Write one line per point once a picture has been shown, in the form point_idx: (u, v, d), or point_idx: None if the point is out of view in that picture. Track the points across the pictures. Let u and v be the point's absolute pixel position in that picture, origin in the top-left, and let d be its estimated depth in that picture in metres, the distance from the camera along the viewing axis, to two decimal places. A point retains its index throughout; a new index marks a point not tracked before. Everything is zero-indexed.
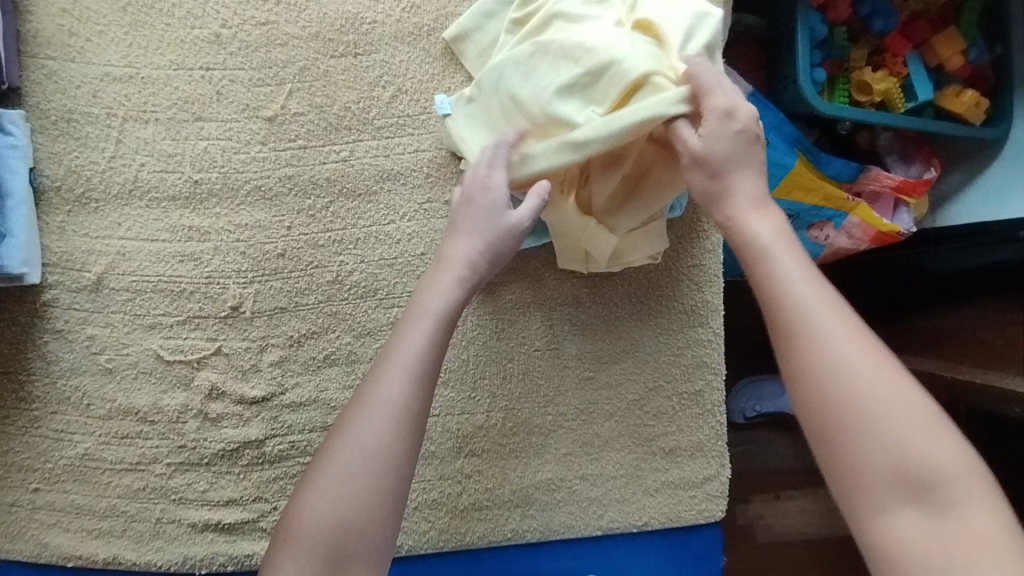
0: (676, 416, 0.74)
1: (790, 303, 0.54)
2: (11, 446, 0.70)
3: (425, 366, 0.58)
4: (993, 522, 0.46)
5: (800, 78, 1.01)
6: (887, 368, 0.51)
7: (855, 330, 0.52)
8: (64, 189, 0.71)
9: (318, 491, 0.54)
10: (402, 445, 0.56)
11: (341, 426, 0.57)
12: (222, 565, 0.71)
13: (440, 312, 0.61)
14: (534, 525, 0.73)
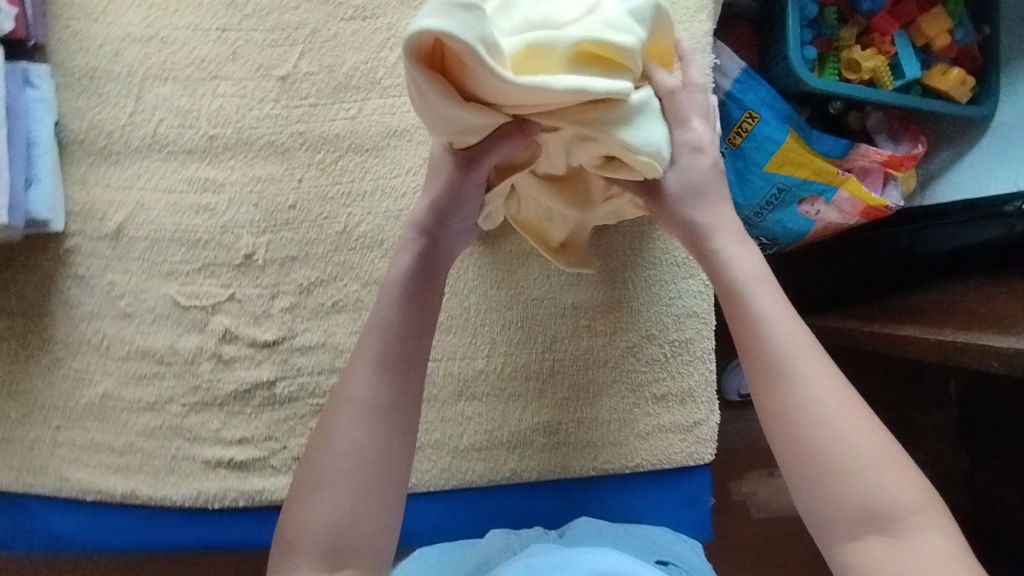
0: (667, 363, 0.78)
1: (765, 350, 0.60)
2: (34, 385, 0.74)
3: (392, 355, 0.62)
4: (946, 542, 0.54)
5: (790, 53, 1.05)
6: (851, 405, 0.58)
7: (824, 370, 0.59)
8: (86, 142, 0.75)
9: (314, 491, 0.59)
10: (381, 443, 0.60)
11: (317, 434, 0.61)
12: (234, 500, 0.75)
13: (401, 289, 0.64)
14: (531, 466, 0.77)
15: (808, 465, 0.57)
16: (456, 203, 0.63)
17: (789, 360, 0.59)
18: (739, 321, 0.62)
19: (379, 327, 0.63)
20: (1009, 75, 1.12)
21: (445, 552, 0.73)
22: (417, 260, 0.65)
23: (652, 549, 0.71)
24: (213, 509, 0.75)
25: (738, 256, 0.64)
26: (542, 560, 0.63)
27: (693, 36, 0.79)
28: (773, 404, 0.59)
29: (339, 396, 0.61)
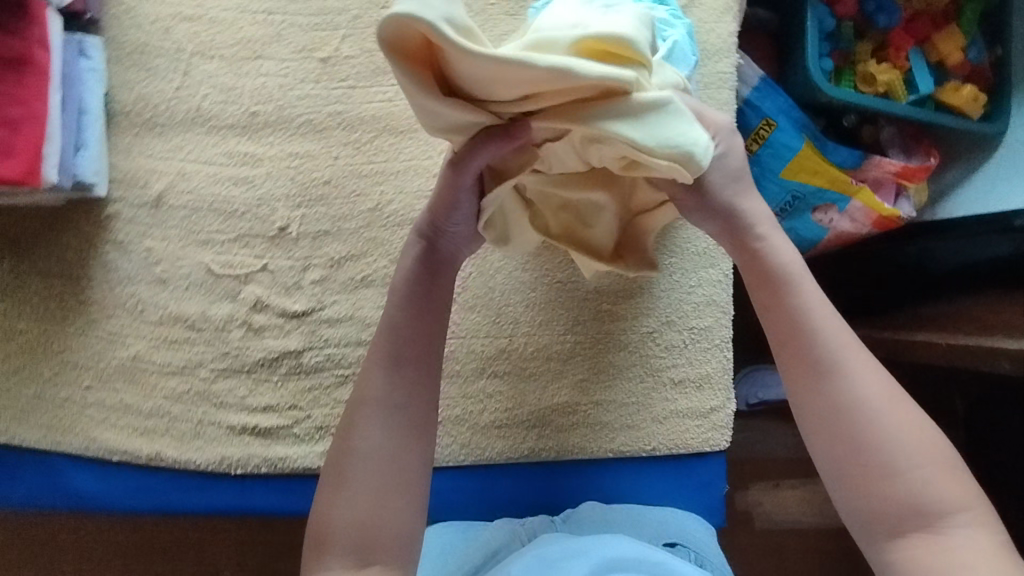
0: (686, 349, 0.79)
1: (812, 348, 0.62)
2: (68, 345, 0.76)
3: (409, 351, 0.66)
4: (992, 539, 0.56)
5: (807, 60, 1.09)
6: (899, 402, 0.60)
7: (870, 368, 0.62)
8: (132, 114, 0.77)
9: (342, 489, 0.61)
10: (397, 446, 0.63)
11: (341, 435, 0.64)
12: (257, 467, 0.76)
13: (403, 291, 0.67)
14: (550, 445, 0.78)
15: (855, 462, 0.59)
16: (452, 211, 0.64)
17: (836, 358, 0.62)
18: (788, 319, 0.64)
19: (389, 332, 0.66)
20: (1020, 93, 1.15)
21: (448, 537, 0.73)
22: (419, 264, 0.68)
23: (659, 532, 0.72)
24: (234, 475, 0.76)
25: (785, 252, 0.66)
26: (552, 550, 0.65)
27: (718, 36, 0.81)
28: (820, 403, 0.61)
29: (357, 400, 0.64)
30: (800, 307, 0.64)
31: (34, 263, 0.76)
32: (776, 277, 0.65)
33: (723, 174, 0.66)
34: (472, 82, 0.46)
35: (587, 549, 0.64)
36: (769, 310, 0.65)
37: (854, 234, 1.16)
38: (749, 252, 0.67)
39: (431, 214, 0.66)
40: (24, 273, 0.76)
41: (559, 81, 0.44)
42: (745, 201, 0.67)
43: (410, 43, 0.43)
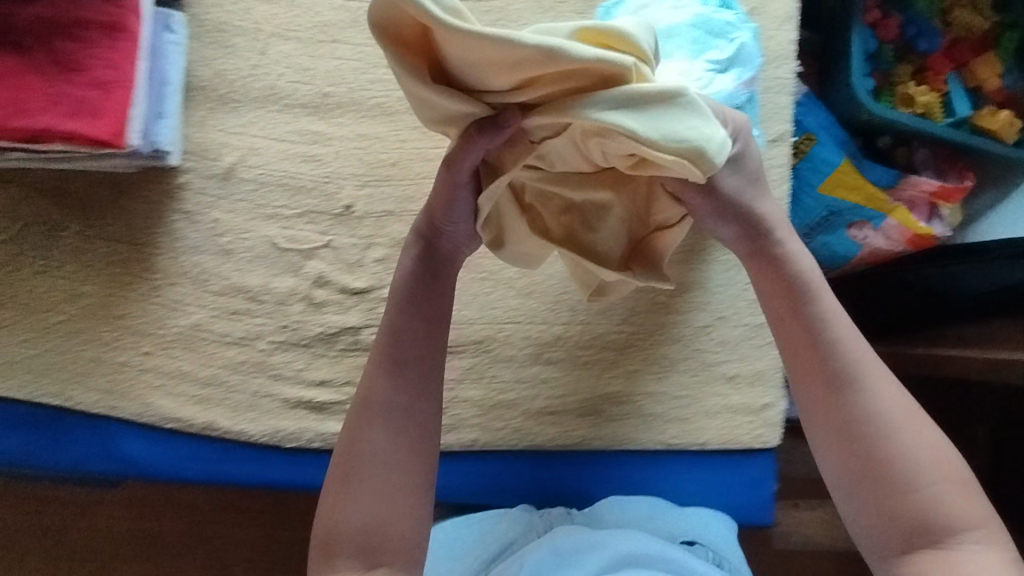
0: (739, 345, 0.80)
1: (828, 363, 0.62)
2: (130, 310, 0.77)
3: (414, 350, 0.65)
4: (1003, 558, 0.56)
5: (853, 80, 1.09)
6: (915, 418, 0.60)
7: (886, 383, 0.62)
8: (208, 89, 0.79)
9: (352, 487, 0.61)
10: (406, 445, 0.62)
11: (347, 433, 0.63)
12: (310, 441, 0.76)
13: (406, 291, 0.66)
14: (601, 434, 0.78)
15: (866, 480, 0.59)
16: (451, 211, 0.63)
17: (853, 373, 0.62)
18: (802, 332, 0.64)
19: (398, 332, 0.65)
20: None
21: (471, 523, 0.75)
22: (418, 264, 0.67)
23: (676, 531, 0.74)
24: (285, 448, 0.77)
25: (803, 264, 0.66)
26: (568, 543, 0.69)
27: (779, 42, 0.82)
28: (833, 419, 0.61)
29: (362, 400, 0.64)
30: (818, 322, 0.63)
31: (102, 228, 0.77)
32: (792, 289, 0.65)
33: (739, 180, 0.65)
34: (461, 69, 0.49)
35: (604, 541, 0.68)
36: (784, 323, 0.65)
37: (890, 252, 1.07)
38: (768, 265, 0.66)
39: (431, 214, 0.65)
40: (91, 237, 0.77)
41: (545, 59, 0.46)
42: (764, 211, 0.66)
43: (405, 29, 0.48)
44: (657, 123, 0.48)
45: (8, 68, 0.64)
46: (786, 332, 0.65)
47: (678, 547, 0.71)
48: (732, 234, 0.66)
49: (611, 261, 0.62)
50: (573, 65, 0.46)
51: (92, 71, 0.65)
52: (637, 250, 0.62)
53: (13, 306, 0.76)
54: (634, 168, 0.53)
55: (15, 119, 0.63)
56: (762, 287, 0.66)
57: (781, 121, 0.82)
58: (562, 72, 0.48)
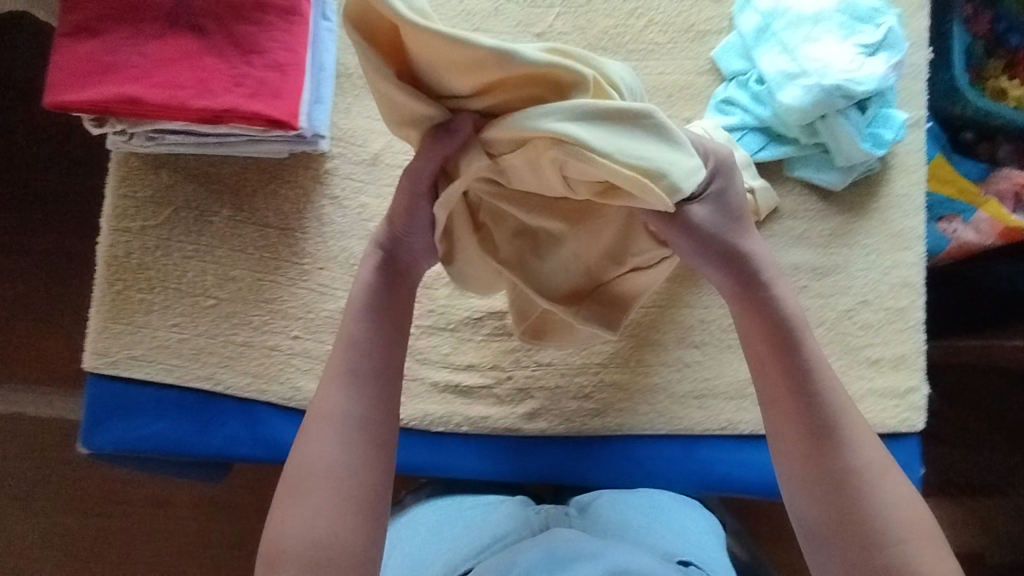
0: (881, 329, 0.80)
1: (811, 408, 0.58)
2: (279, 295, 0.77)
3: (367, 366, 0.60)
4: None
5: (953, 67, 0.99)
6: (891, 472, 0.57)
7: (870, 438, 0.58)
8: (355, 76, 0.79)
9: (292, 505, 0.56)
10: (352, 475, 0.57)
11: (293, 450, 0.58)
12: (458, 426, 0.77)
13: (368, 306, 0.62)
14: (748, 418, 0.78)
15: (838, 525, 0.56)
16: (409, 224, 0.61)
17: (833, 421, 0.58)
18: (784, 374, 0.59)
19: (357, 347, 0.61)
20: None
21: (463, 514, 0.76)
22: (377, 276, 0.63)
23: (673, 549, 0.69)
24: (433, 431, 0.77)
25: (788, 301, 0.61)
26: (566, 548, 0.61)
27: (916, 30, 0.83)
28: (812, 459, 0.57)
29: (314, 415, 0.59)
30: (802, 365, 0.59)
31: (252, 213, 0.77)
32: (772, 327, 0.60)
33: (720, 212, 0.60)
34: (428, 75, 0.49)
35: (597, 552, 0.60)
36: (764, 362, 0.60)
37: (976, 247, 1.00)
38: (753, 302, 0.61)
39: (391, 223, 0.62)
40: (240, 221, 0.77)
41: (502, 62, 0.45)
42: (748, 249, 0.61)
43: (373, 27, 0.47)
44: (618, 141, 0.48)
45: (188, 49, 0.65)
46: (761, 373, 0.61)
47: (672, 565, 0.65)
48: (715, 276, 0.62)
49: (560, 296, 0.64)
50: (532, 71, 0.46)
51: (271, 53, 0.65)
52: (593, 290, 0.65)
53: (163, 290, 0.77)
54: (601, 196, 0.53)
55: (198, 99, 0.64)
56: (743, 325, 0.62)
57: (919, 106, 0.83)
58: (522, 78, 0.47)
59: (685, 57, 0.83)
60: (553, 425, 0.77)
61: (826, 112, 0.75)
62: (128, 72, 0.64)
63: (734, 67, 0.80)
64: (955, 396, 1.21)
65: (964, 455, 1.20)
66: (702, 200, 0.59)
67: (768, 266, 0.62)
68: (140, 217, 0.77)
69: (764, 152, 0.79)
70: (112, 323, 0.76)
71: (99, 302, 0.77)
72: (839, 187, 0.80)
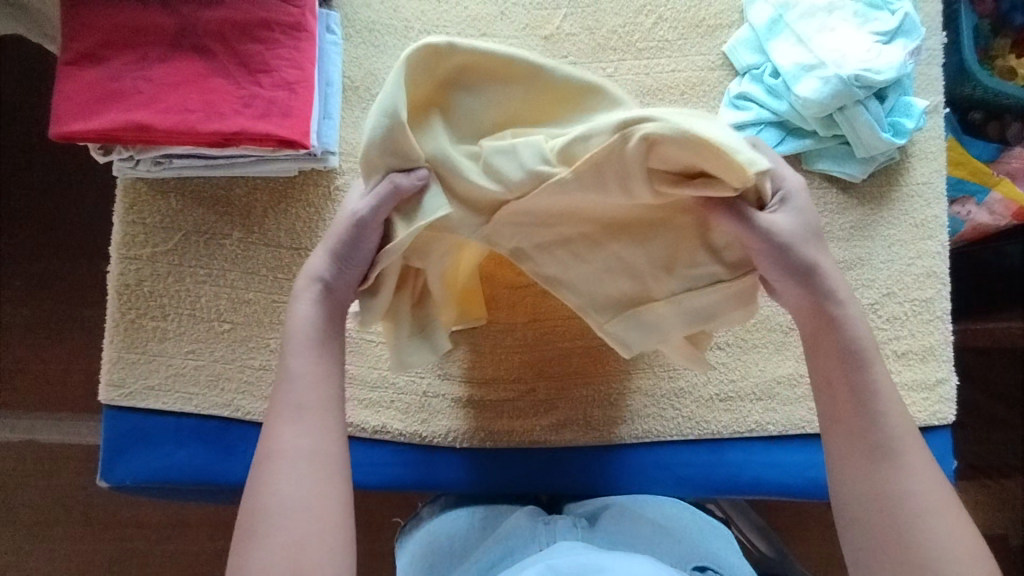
0: (908, 321, 0.78)
1: (864, 424, 0.57)
2: None
3: (315, 399, 0.58)
4: None
5: (964, 46, 0.92)
6: (948, 505, 0.54)
7: (924, 459, 0.56)
8: (361, 89, 0.78)
9: (256, 541, 0.53)
10: (311, 509, 0.54)
11: (253, 487, 0.56)
12: (482, 441, 0.76)
13: (311, 341, 0.60)
14: (776, 419, 0.77)
15: (884, 540, 0.54)
16: (350, 251, 0.59)
17: (894, 448, 0.56)
18: (846, 399, 0.58)
19: (301, 381, 0.58)
20: None
21: (477, 525, 0.71)
22: (315, 308, 0.60)
23: (689, 554, 0.66)
24: (459, 448, 0.76)
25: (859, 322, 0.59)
26: (568, 563, 0.57)
27: (929, 13, 0.82)
28: (854, 471, 0.56)
29: (268, 452, 0.56)
30: (863, 382, 0.58)
31: (264, 234, 0.76)
32: (837, 354, 0.59)
33: (794, 229, 0.58)
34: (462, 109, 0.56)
35: (603, 564, 0.56)
36: (829, 381, 0.59)
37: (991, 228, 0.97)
38: (825, 325, 0.59)
39: (332, 260, 0.60)
40: (252, 243, 0.76)
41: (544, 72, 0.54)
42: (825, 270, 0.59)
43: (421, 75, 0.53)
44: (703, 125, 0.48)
45: (194, 72, 0.64)
46: (826, 397, 0.59)
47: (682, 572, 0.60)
48: (789, 296, 0.60)
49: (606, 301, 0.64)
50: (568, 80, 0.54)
51: (279, 71, 0.65)
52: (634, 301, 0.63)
53: (177, 316, 0.75)
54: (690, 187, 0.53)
55: (208, 123, 0.63)
56: (814, 347, 0.60)
57: (936, 91, 0.81)
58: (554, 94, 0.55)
59: (696, 54, 0.81)
60: (578, 436, 0.76)
61: (846, 103, 0.74)
62: (135, 98, 0.63)
63: (747, 61, 0.79)
64: (976, 380, 1.19)
65: (989, 439, 1.18)
66: (773, 216, 0.57)
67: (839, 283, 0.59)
68: (150, 244, 0.75)
69: (782, 147, 0.77)
70: (127, 353, 0.75)
71: (112, 333, 0.75)
72: (860, 178, 0.79)
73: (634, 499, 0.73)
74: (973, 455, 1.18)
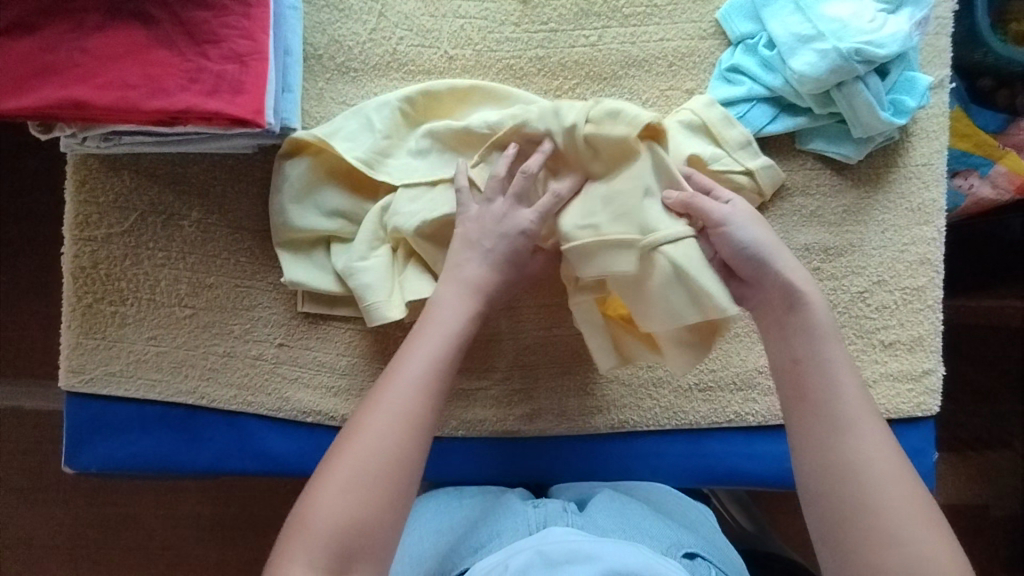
0: (897, 310, 0.75)
1: (837, 432, 0.55)
2: (261, 302, 0.73)
3: (441, 380, 0.57)
4: None
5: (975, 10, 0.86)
6: (913, 498, 0.52)
7: (903, 472, 0.53)
8: (325, 57, 0.73)
9: (326, 484, 0.51)
10: (396, 468, 0.53)
11: (350, 429, 0.54)
12: (454, 430, 0.74)
13: (452, 327, 0.59)
14: (756, 409, 0.75)
15: (855, 556, 0.51)
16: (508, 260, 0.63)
17: (855, 440, 0.54)
18: (809, 392, 0.57)
19: (430, 356, 0.57)
20: None
21: (462, 501, 0.71)
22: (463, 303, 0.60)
23: (680, 541, 0.64)
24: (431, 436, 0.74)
25: (826, 322, 0.58)
26: (558, 549, 0.56)
27: None
28: (827, 492, 0.53)
29: (382, 398, 0.55)
30: (826, 383, 0.56)
31: (226, 215, 0.73)
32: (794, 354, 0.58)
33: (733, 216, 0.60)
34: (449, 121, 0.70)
35: (594, 552, 0.55)
36: (795, 384, 0.57)
37: (994, 205, 0.92)
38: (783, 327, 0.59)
39: (493, 268, 0.62)
40: (213, 225, 0.72)
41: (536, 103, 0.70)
42: (779, 254, 0.60)
43: (433, 99, 0.71)
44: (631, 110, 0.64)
45: (135, 43, 0.59)
46: (792, 391, 0.57)
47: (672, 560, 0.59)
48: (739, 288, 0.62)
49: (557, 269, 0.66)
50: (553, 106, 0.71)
51: (228, 42, 0.60)
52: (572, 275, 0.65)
53: (136, 301, 0.72)
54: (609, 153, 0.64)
55: (151, 100, 0.59)
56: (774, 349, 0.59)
57: (942, 64, 0.76)
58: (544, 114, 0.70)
59: (687, 20, 0.75)
60: (553, 425, 0.74)
61: (844, 79, 0.68)
62: (71, 71, 0.58)
63: (741, 30, 0.73)
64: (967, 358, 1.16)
65: (977, 419, 1.16)
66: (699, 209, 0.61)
67: (795, 274, 0.59)
68: (104, 225, 0.71)
69: (773, 125, 0.73)
70: (85, 339, 0.72)
71: (69, 318, 0.72)
72: (854, 160, 0.74)
73: (618, 493, 0.69)
74: (969, 432, 1.15)
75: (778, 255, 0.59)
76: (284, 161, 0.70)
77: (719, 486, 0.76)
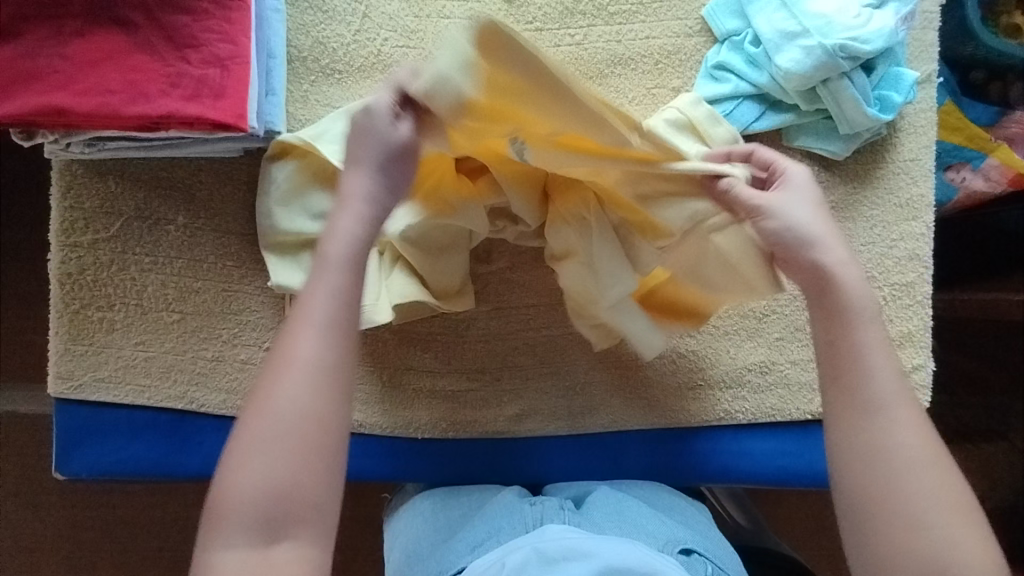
0: (887, 306, 0.75)
1: (871, 415, 0.53)
2: (250, 306, 0.73)
3: (341, 317, 0.53)
4: None
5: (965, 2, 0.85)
6: (945, 486, 0.52)
7: (936, 460, 0.52)
8: (309, 60, 0.73)
9: (240, 453, 0.50)
10: (307, 421, 0.50)
11: (254, 397, 0.52)
12: (444, 431, 0.74)
13: (347, 257, 0.55)
14: (746, 407, 0.75)
15: (880, 542, 0.51)
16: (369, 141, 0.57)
17: (891, 424, 0.53)
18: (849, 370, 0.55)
19: (326, 295, 0.53)
20: None
21: (461, 500, 0.71)
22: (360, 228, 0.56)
23: (675, 537, 0.64)
24: (422, 438, 0.74)
25: (863, 301, 0.56)
26: (556, 547, 0.56)
27: None
28: (855, 473, 0.53)
29: (280, 355, 0.52)
30: (863, 365, 0.54)
31: (212, 219, 0.72)
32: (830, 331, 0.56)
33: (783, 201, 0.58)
34: None
35: (590, 550, 0.56)
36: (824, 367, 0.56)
37: (985, 198, 0.92)
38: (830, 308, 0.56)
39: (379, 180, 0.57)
40: (200, 229, 0.72)
41: None
42: (826, 237, 0.57)
43: None
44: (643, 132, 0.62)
45: (115, 48, 0.59)
46: (830, 370, 0.56)
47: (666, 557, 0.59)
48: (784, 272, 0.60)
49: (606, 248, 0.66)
50: None
51: (209, 46, 0.60)
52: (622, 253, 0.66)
53: (123, 307, 0.72)
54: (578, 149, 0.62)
55: (132, 106, 0.59)
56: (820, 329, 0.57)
57: (930, 59, 0.76)
58: None
59: (672, 18, 0.75)
60: (543, 425, 0.74)
61: (829, 75, 0.68)
62: (51, 78, 0.58)
63: (726, 27, 0.73)
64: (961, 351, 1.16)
65: (972, 411, 1.16)
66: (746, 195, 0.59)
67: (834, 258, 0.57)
68: (91, 230, 0.71)
69: (759, 123, 0.72)
70: (73, 345, 0.72)
71: (57, 324, 0.72)
72: (842, 156, 0.74)
73: (614, 491, 0.69)
74: (965, 424, 1.15)
75: (826, 240, 0.57)
76: (272, 163, 0.70)
77: (711, 484, 0.76)
